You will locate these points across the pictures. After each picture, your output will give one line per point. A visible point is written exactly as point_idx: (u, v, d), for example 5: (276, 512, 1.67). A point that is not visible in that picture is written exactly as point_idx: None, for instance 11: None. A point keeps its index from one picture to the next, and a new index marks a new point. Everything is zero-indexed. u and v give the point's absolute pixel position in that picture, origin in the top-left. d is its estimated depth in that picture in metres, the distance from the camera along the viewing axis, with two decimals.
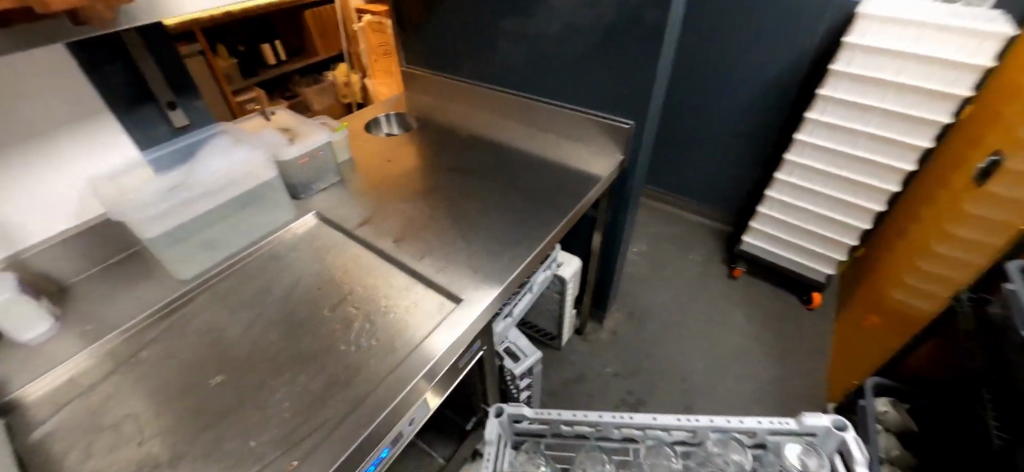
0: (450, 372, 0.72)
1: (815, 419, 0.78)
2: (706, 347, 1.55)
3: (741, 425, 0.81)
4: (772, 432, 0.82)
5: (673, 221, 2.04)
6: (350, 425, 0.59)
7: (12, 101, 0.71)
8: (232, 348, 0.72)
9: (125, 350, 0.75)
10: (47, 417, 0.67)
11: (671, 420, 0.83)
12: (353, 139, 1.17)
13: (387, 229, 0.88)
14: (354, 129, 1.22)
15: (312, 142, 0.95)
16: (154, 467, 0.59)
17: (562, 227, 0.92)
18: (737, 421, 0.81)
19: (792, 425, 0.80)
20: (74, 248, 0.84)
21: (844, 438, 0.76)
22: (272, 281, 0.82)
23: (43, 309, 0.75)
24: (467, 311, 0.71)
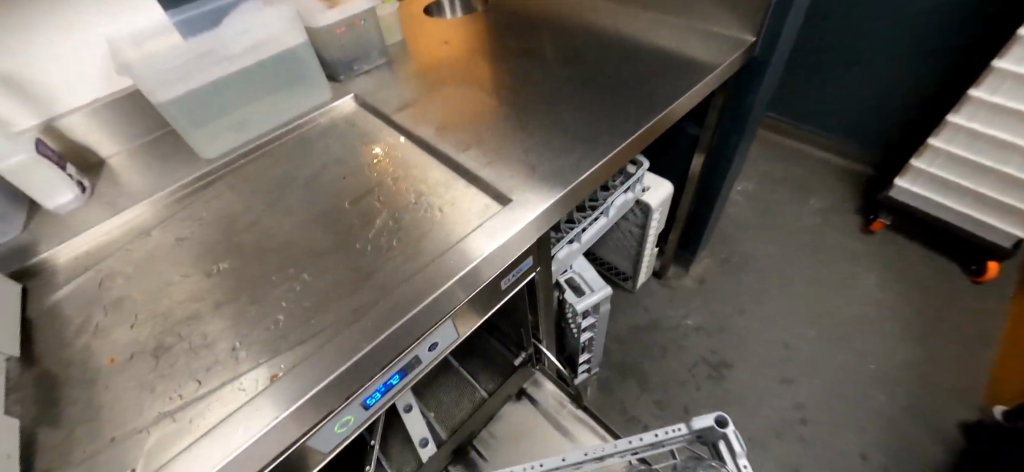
0: (490, 294, 0.56)
1: (697, 422, 0.60)
2: (818, 311, 1.26)
3: (639, 443, 0.63)
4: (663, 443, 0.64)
5: (794, 157, 1.66)
6: (347, 339, 0.45)
7: None
8: (241, 236, 0.61)
9: (143, 227, 0.68)
10: (61, 286, 0.62)
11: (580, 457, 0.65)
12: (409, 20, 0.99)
13: (431, 115, 0.71)
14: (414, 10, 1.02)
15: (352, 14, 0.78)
16: (138, 355, 0.50)
17: (656, 126, 0.69)
18: (634, 440, 0.63)
19: (679, 432, 0.62)
20: (109, 119, 0.78)
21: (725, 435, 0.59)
22: (297, 166, 0.70)
23: (68, 180, 0.69)
24: (516, 215, 0.53)
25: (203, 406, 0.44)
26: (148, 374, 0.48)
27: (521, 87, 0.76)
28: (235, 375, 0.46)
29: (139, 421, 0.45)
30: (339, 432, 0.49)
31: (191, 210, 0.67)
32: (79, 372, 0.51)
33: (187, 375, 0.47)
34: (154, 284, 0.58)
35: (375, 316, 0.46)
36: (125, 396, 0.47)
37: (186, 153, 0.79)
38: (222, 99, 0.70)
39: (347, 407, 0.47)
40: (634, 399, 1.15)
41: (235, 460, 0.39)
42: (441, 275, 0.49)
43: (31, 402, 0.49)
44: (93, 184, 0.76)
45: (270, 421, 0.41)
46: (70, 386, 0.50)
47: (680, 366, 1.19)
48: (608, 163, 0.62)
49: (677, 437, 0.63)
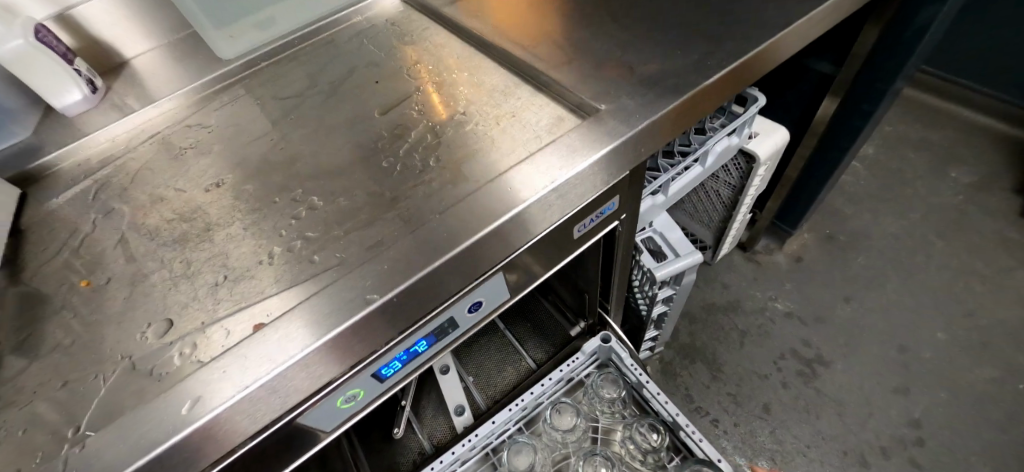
0: (557, 245, 0.42)
1: (589, 345, 0.69)
2: (949, 309, 1.02)
3: (553, 381, 0.68)
4: (570, 374, 0.70)
5: (932, 117, 1.33)
6: (353, 282, 0.32)
7: None
8: (250, 146, 0.49)
9: (153, 131, 0.58)
10: (60, 193, 0.53)
11: (503, 414, 0.64)
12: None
13: (489, 10, 0.55)
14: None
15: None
16: (116, 279, 0.41)
17: (810, 29, 0.49)
18: (547, 380, 0.68)
19: (578, 358, 0.69)
20: (126, 13, 0.68)
21: (613, 347, 0.68)
22: (326, 69, 0.57)
23: (75, 75, 0.60)
24: (604, 132, 0.37)
25: (167, 356, 0.33)
26: (119, 305, 0.38)
27: None
28: (211, 320, 0.34)
29: (98, 363, 0.35)
30: (345, 407, 0.37)
31: (201, 116, 0.56)
32: (55, 293, 0.42)
33: (160, 314, 0.36)
34: (148, 199, 0.47)
35: (392, 256, 0.33)
36: (92, 329, 0.38)
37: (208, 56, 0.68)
38: None
39: (351, 378, 0.34)
40: (703, 387, 0.98)
41: (185, 441, 0.28)
42: (492, 206, 0.34)
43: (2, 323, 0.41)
44: (111, 86, 0.67)
45: (234, 393, 0.28)
46: (43, 309, 0.41)
47: (763, 356, 1.01)
48: (741, 71, 0.43)
49: (578, 366, 0.70)
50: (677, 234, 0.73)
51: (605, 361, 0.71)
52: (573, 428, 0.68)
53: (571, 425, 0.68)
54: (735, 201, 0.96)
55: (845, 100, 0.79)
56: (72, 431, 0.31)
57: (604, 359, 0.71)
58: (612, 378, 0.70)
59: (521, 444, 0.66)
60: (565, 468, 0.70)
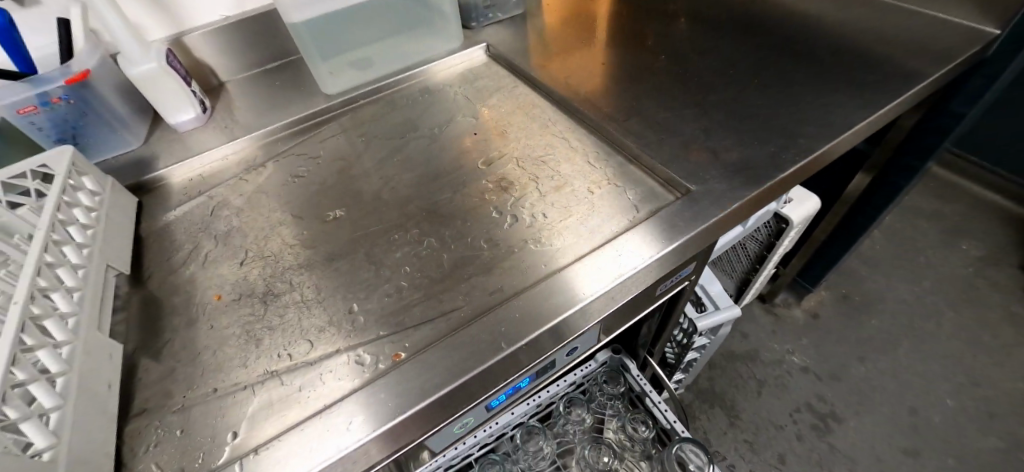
0: (641, 299, 0.48)
1: (600, 354, 0.71)
2: (958, 377, 1.07)
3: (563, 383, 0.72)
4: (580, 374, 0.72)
5: (946, 191, 1.41)
6: (486, 327, 0.38)
7: None
8: (361, 182, 0.55)
9: (259, 157, 0.64)
10: (175, 207, 0.58)
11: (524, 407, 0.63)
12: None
13: (577, 81, 0.63)
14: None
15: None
16: (248, 295, 0.46)
17: (867, 127, 0.56)
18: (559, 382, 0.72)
19: (591, 364, 0.72)
20: (229, 41, 0.74)
21: (622, 359, 0.71)
22: (423, 117, 0.64)
23: (191, 97, 0.66)
24: (696, 213, 0.44)
25: (312, 374, 0.38)
26: (254, 322, 0.43)
27: (686, 64, 0.65)
28: (351, 345, 0.39)
29: (242, 375, 0.39)
30: (456, 431, 0.43)
31: (307, 148, 0.62)
32: (186, 303, 0.47)
33: (298, 335, 0.41)
34: (265, 221, 0.53)
35: (520, 306, 0.39)
36: (230, 341, 0.42)
37: (303, 86, 0.74)
38: (353, 29, 0.65)
39: (470, 408, 0.40)
40: (720, 432, 1.02)
41: (354, 453, 0.33)
42: (605, 271, 0.40)
43: (139, 325, 0.46)
44: (213, 105, 0.73)
45: (393, 417, 0.34)
46: (176, 316, 0.46)
47: (778, 407, 1.05)
48: (808, 164, 0.50)
49: (588, 371, 0.72)
50: (714, 286, 0.79)
51: (615, 366, 0.73)
52: (581, 420, 0.75)
53: (580, 417, 0.75)
54: (762, 258, 1.01)
55: (878, 176, 0.86)
56: (232, 435, 0.35)
57: (613, 366, 0.73)
58: (620, 383, 0.73)
59: (534, 433, 0.72)
60: (568, 453, 0.76)
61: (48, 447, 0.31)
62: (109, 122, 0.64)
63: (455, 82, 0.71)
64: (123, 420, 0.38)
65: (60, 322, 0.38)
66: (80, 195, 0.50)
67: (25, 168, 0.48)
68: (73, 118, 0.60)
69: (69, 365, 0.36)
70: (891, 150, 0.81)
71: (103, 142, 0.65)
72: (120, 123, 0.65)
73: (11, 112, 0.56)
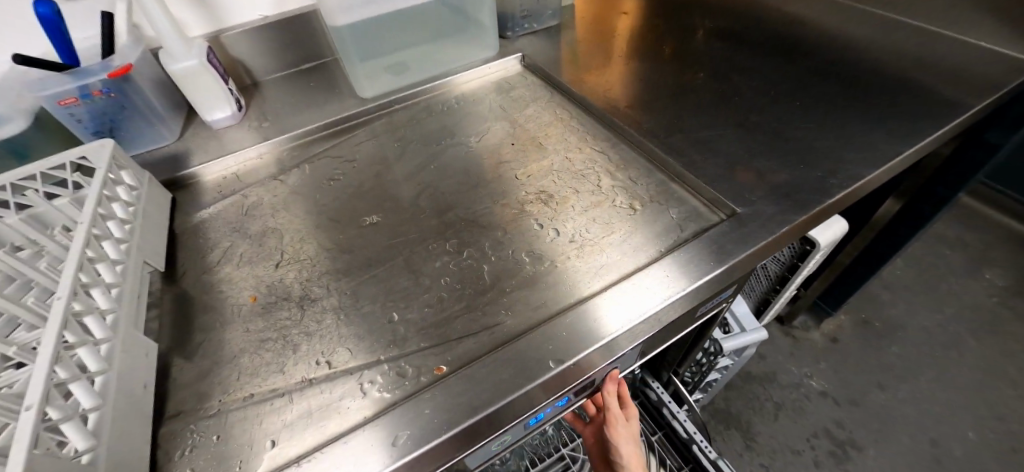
0: (681, 320, 0.47)
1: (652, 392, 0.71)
2: (981, 409, 1.04)
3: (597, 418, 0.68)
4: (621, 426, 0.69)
5: (970, 220, 1.39)
6: (530, 345, 0.37)
7: None
8: (399, 188, 0.55)
9: (292, 157, 0.64)
10: (208, 205, 0.58)
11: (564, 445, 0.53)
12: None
13: (615, 95, 0.63)
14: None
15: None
16: (285, 298, 0.45)
17: (913, 155, 0.55)
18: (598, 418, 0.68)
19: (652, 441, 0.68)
20: (268, 40, 0.75)
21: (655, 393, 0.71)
22: (459, 126, 0.64)
23: (228, 95, 0.66)
24: (744, 236, 0.43)
25: (352, 384, 0.37)
26: (290, 327, 0.42)
27: (726, 82, 0.65)
28: (392, 356, 0.38)
29: (280, 380, 0.39)
30: (493, 448, 0.42)
31: (343, 151, 0.63)
32: (220, 303, 0.47)
33: (336, 342, 0.40)
34: (301, 224, 0.53)
35: (566, 325, 0.38)
36: (267, 345, 0.42)
37: (337, 88, 0.75)
38: (388, 34, 0.66)
39: (510, 427, 0.39)
40: (736, 455, 1.01)
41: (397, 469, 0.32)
42: (648, 292, 0.40)
43: (174, 323, 0.46)
44: (247, 104, 0.73)
45: (439, 433, 0.33)
46: (208, 317, 0.46)
47: (796, 431, 1.03)
48: (855, 191, 0.49)
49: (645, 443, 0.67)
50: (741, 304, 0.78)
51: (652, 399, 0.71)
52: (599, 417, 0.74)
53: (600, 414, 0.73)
54: (785, 279, 1.00)
55: (908, 203, 0.85)
56: (271, 444, 0.35)
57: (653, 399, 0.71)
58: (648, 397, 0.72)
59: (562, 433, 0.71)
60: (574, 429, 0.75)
61: (87, 450, 0.31)
62: (145, 117, 0.64)
63: (490, 91, 0.70)
64: (157, 422, 0.38)
65: (99, 319, 0.38)
66: (118, 190, 0.50)
67: (66, 160, 0.48)
68: (111, 111, 0.61)
69: (106, 364, 0.36)
70: (919, 182, 0.80)
71: (138, 136, 0.65)
72: (156, 118, 0.65)
73: (51, 103, 0.57)
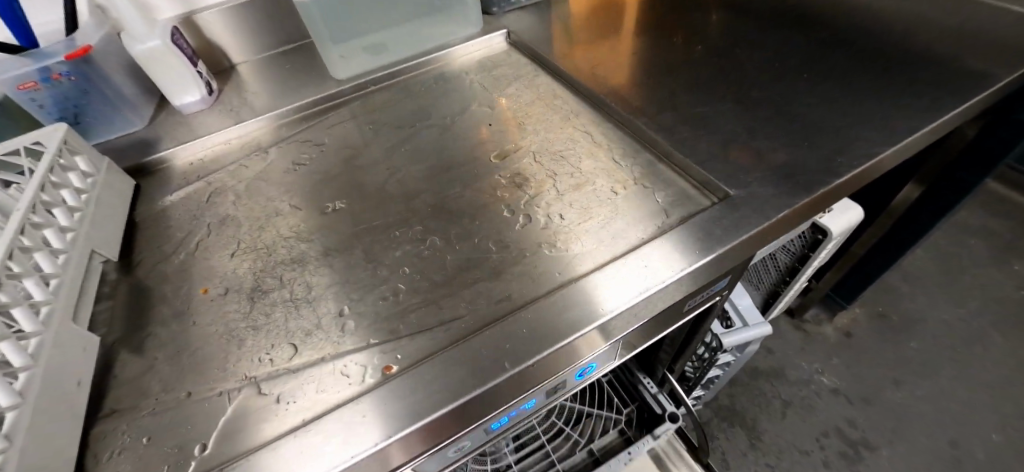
0: (667, 315, 0.43)
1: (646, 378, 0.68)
2: (1007, 408, 0.97)
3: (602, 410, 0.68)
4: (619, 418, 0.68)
5: (997, 208, 1.31)
6: (488, 342, 0.33)
7: None
8: (367, 174, 0.51)
9: (261, 142, 0.61)
10: (172, 192, 0.56)
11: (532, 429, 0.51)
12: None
13: (604, 71, 0.58)
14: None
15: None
16: (236, 290, 0.42)
17: (932, 131, 0.49)
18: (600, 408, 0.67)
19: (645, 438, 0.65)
20: (245, 21, 0.72)
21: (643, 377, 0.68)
22: (436, 107, 0.60)
23: (198, 79, 0.64)
24: (736, 221, 0.39)
25: (294, 384, 0.34)
26: (238, 321, 0.39)
27: (725, 56, 0.60)
28: (339, 352, 0.35)
29: (220, 379, 0.36)
30: (451, 454, 0.39)
31: (315, 135, 0.59)
32: (171, 295, 0.44)
33: (282, 337, 0.37)
34: (263, 211, 0.50)
35: (529, 320, 0.34)
36: (212, 340, 0.39)
37: (315, 70, 0.71)
38: (364, 11, 0.63)
39: (469, 431, 0.36)
40: (740, 454, 0.97)
41: None
42: (623, 284, 0.35)
43: (120, 316, 0.43)
44: (221, 88, 0.70)
45: (379, 439, 0.30)
46: (157, 310, 0.43)
47: (805, 430, 0.98)
48: (865, 172, 0.44)
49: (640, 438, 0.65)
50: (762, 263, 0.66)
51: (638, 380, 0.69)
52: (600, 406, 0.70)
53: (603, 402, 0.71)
54: (794, 270, 0.94)
55: (928, 187, 0.79)
56: (200, 448, 0.32)
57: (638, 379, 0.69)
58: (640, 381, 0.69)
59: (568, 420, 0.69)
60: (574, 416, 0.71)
61: None
62: (112, 102, 0.62)
63: (472, 69, 0.66)
64: (90, 422, 0.35)
65: (30, 311, 0.35)
66: (70, 176, 0.47)
67: (19, 144, 0.45)
68: (74, 96, 0.58)
69: (34, 359, 0.33)
70: (935, 171, 0.75)
71: (105, 122, 0.62)
72: (123, 104, 0.63)
73: (11, 88, 0.54)
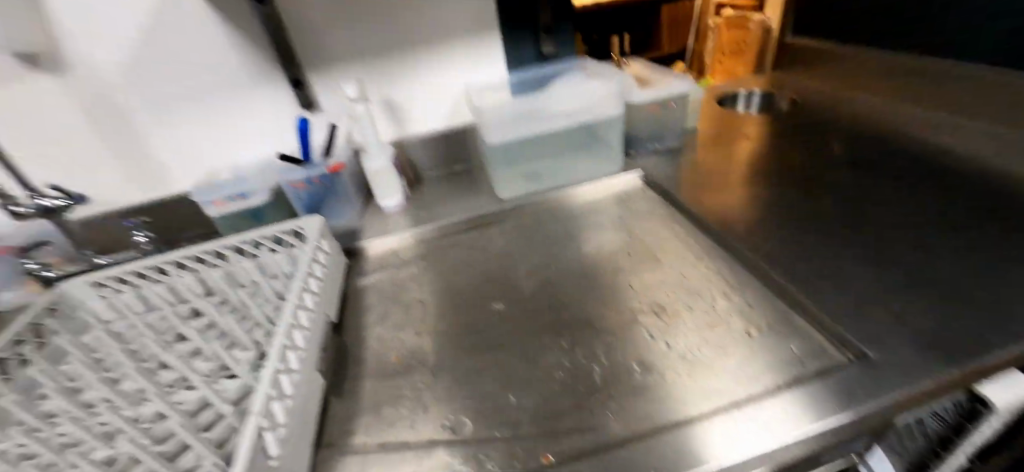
0: (800, 463, 0.44)
1: None
2: None
3: None
4: None
5: None
6: (634, 454, 0.39)
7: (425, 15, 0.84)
8: (523, 282, 0.63)
9: (438, 242, 0.77)
10: (372, 273, 0.73)
11: None
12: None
13: (733, 217, 0.66)
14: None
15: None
16: (421, 363, 0.54)
17: None
18: None
19: None
20: (435, 148, 0.96)
21: None
22: (582, 232, 0.72)
23: (398, 186, 0.85)
24: (877, 383, 0.41)
25: (468, 455, 0.42)
26: (423, 388, 0.50)
27: (856, 214, 0.65)
28: (505, 435, 0.43)
29: (410, 435, 0.45)
30: None
31: (482, 243, 0.74)
32: (371, 357, 0.57)
33: (459, 410, 0.46)
34: (441, 300, 0.63)
35: (671, 442, 0.39)
36: (403, 400, 0.49)
37: (480, 188, 0.90)
38: (531, 151, 0.81)
39: None
40: None
41: None
42: (762, 427, 0.39)
43: (335, 367, 0.56)
44: (410, 194, 0.92)
45: None
46: (359, 368, 0.56)
47: None
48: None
49: None
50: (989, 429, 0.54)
51: None
52: None
53: None
54: None
55: None
56: None
57: None
58: None
59: None
60: None
61: (276, 456, 0.39)
62: (339, 198, 0.84)
63: (612, 202, 0.79)
64: (315, 448, 0.46)
65: (297, 355, 0.49)
66: (320, 254, 0.66)
67: (285, 229, 0.72)
68: (318, 193, 0.82)
69: (296, 391, 0.46)
70: None
71: (332, 212, 0.84)
72: (346, 200, 0.85)
73: (285, 183, 0.80)
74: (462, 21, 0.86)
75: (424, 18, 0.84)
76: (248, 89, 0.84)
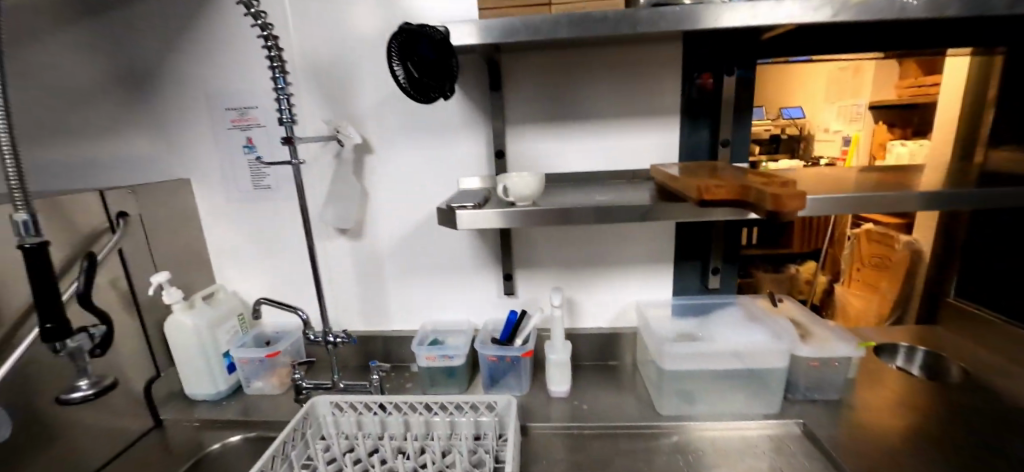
0: None
1: None
2: None
3: None
4: None
5: None
6: None
7: (616, 245, 1.07)
8: None
9: (603, 442, 0.90)
10: (544, 460, 0.86)
11: None
12: (855, 182, 0.95)
13: None
14: (841, 175, 1.04)
15: (908, 195, 0.74)
16: None
17: None
18: None
19: None
20: (597, 341, 1.12)
21: None
22: None
23: (567, 377, 1.00)
24: None
25: None
26: None
27: None
28: None
29: None
30: None
31: (644, 458, 0.85)
32: None
33: None
34: None
35: None
36: None
37: (634, 391, 1.03)
38: (693, 378, 0.92)
39: None
40: None
41: None
42: None
43: None
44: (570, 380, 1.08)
45: None
46: None
47: None
48: None
49: None
50: None
51: None
52: None
53: None
54: None
55: None
56: None
57: None
58: None
59: None
60: None
61: None
62: (518, 373, 1.02)
63: (767, 448, 0.86)
64: None
65: None
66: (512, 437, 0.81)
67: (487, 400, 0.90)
68: (506, 366, 1.01)
69: None
70: None
71: (509, 383, 1.02)
72: (521, 375, 1.02)
73: (484, 354, 1.00)
74: (644, 253, 1.07)
75: (615, 246, 1.07)
76: (472, 272, 1.12)
